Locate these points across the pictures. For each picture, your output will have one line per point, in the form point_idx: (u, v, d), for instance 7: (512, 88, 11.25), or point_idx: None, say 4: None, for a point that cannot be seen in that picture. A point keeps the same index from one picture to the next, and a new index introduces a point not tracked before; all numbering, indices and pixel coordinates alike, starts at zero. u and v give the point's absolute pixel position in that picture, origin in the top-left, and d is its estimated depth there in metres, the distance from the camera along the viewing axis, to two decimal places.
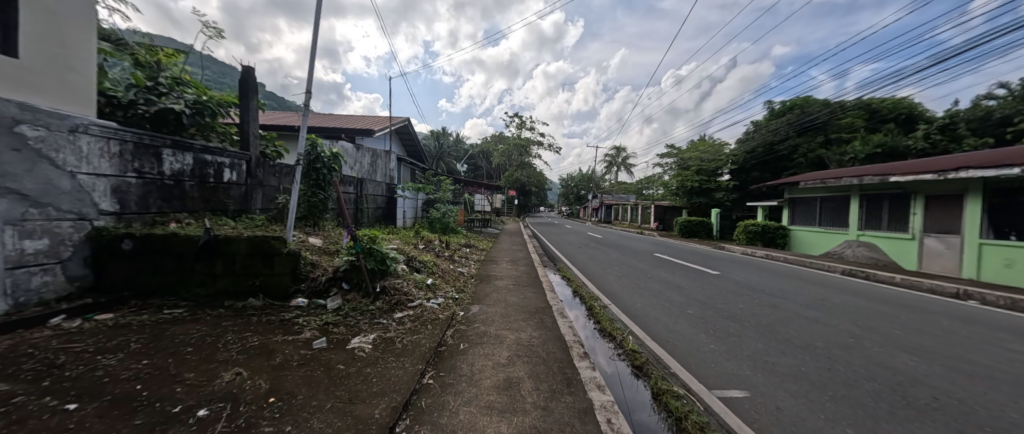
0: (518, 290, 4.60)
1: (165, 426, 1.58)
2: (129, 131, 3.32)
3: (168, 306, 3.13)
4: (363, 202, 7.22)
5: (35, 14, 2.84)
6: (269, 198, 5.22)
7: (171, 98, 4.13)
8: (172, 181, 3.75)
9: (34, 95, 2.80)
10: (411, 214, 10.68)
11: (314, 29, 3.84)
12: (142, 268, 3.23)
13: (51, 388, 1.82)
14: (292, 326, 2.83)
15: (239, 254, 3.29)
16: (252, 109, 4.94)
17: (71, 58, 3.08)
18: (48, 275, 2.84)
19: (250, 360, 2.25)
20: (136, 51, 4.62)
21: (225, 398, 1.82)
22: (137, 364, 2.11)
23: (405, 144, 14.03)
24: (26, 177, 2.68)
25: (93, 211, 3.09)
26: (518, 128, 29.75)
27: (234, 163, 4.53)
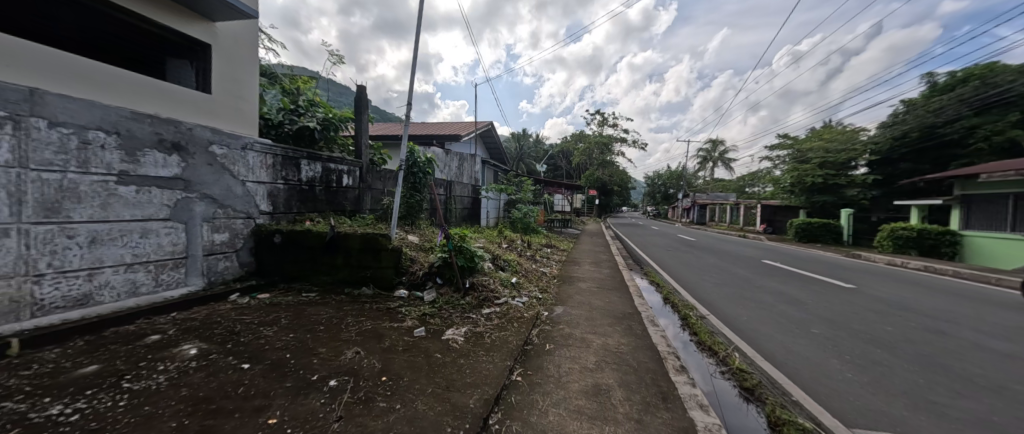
0: (603, 294, 4.42)
1: (307, 390, 1.91)
2: (278, 147, 4.09)
3: (304, 291, 3.78)
4: (452, 203, 7.77)
5: (219, 60, 3.72)
6: (376, 200, 5.93)
7: (307, 118, 4.97)
8: (307, 186, 4.51)
9: (220, 122, 3.66)
10: (494, 214, 11.16)
11: (415, 46, 4.24)
12: (286, 258, 3.94)
13: (233, 350, 2.35)
14: (396, 314, 3.17)
15: (355, 249, 3.80)
16: (364, 122, 5.62)
17: (244, 92, 3.94)
18: (229, 261, 3.68)
19: (366, 341, 2.59)
20: (284, 82, 5.70)
21: (349, 373, 2.12)
22: (286, 336, 2.60)
23: (488, 147, 14.63)
24: (216, 185, 3.51)
25: (255, 212, 3.90)
26: (600, 125, 28.77)
27: (351, 170, 5.24)
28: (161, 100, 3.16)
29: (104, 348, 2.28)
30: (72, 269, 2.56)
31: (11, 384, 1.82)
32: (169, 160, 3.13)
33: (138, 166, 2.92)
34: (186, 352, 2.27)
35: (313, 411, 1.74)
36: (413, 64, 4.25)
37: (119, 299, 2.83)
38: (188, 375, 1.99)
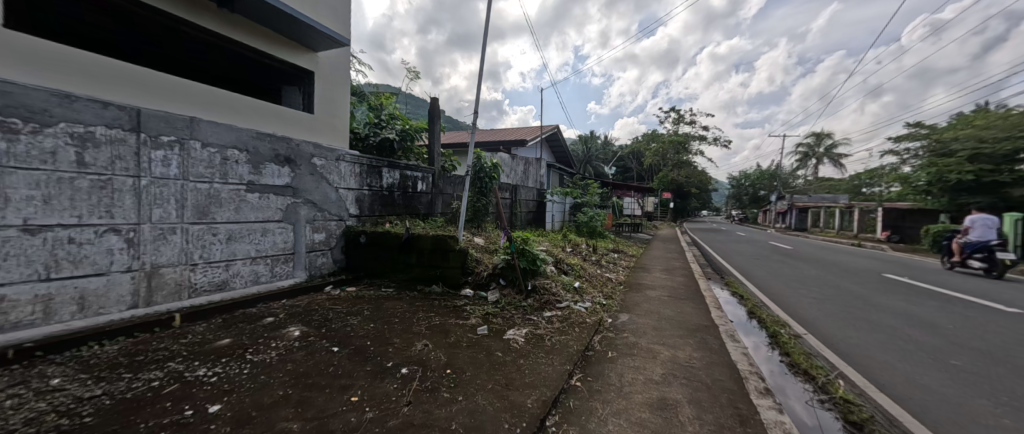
0: (675, 303, 4.10)
1: (383, 375, 2.13)
2: (365, 157, 4.62)
3: (384, 286, 4.19)
4: (518, 206, 7.92)
5: (319, 84, 4.33)
6: (447, 204, 6.32)
7: (388, 130, 5.57)
8: (387, 192, 5.01)
9: (319, 137, 4.29)
10: (559, 218, 11.10)
11: (482, 56, 4.44)
12: (369, 257, 4.41)
13: (326, 334, 2.71)
14: (462, 312, 3.35)
15: (427, 249, 4.10)
16: (436, 132, 6.04)
17: (338, 110, 4.54)
18: (325, 257, 4.25)
19: (434, 335, 2.78)
20: (370, 99, 6.41)
21: (418, 363, 2.31)
22: (368, 326, 2.92)
23: (554, 150, 14.60)
24: (316, 192, 4.09)
25: (346, 215, 4.45)
26: (675, 123, 26.79)
27: (424, 176, 5.67)
28: (277, 122, 3.82)
29: (235, 326, 2.81)
30: (214, 260, 3.21)
31: (175, 349, 2.34)
32: (282, 171, 3.74)
33: (261, 177, 3.55)
34: (292, 333, 2.69)
35: (388, 394, 1.93)
36: (480, 74, 4.45)
37: (246, 286, 3.46)
38: (292, 353, 2.36)
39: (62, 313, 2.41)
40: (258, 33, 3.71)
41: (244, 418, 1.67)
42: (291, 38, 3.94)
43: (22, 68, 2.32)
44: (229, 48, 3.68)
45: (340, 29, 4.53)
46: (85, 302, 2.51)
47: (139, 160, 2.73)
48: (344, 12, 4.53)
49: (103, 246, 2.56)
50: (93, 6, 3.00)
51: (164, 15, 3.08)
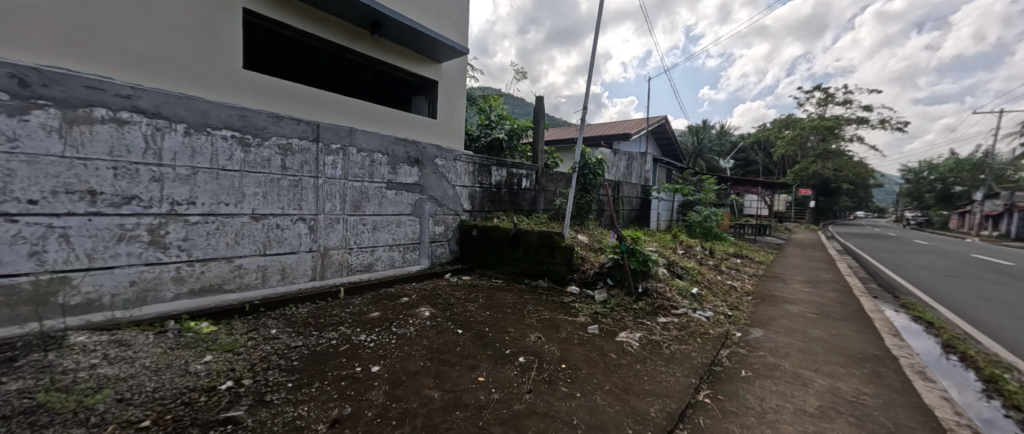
0: (827, 323, 3.38)
1: (504, 361, 2.28)
2: (477, 156, 4.97)
3: (493, 277, 4.48)
4: (621, 203, 7.57)
5: (441, 91, 4.82)
6: (550, 201, 6.38)
7: (497, 131, 5.91)
8: (496, 188, 5.32)
9: (440, 139, 4.79)
10: (666, 216, 10.21)
11: (593, 45, 4.13)
12: (480, 249, 4.76)
13: (450, 316, 3.03)
14: (570, 309, 3.36)
15: (533, 244, 4.23)
16: (540, 129, 6.10)
17: (455, 114, 4.98)
18: (443, 247, 4.75)
19: (545, 329, 2.85)
20: (480, 102, 6.89)
21: (534, 354, 2.40)
22: (484, 313, 3.16)
23: (659, 143, 13.47)
24: (437, 189, 4.58)
25: (461, 210, 4.88)
26: (819, 105, 22.02)
27: (529, 173, 5.84)
28: (409, 127, 4.40)
29: (380, 302, 3.35)
30: (364, 246, 3.87)
31: (342, 316, 2.91)
32: (413, 171, 4.30)
33: (397, 176, 4.13)
34: (423, 312, 3.09)
35: (510, 379, 2.06)
36: (591, 65, 4.19)
37: (385, 268, 4.09)
38: (426, 330, 2.71)
39: (272, 280, 3.20)
40: (397, 51, 4.30)
41: (397, 381, 1.98)
42: (421, 52, 4.47)
43: (251, 98, 3.14)
44: (376, 67, 4.35)
45: (460, 40, 4.94)
46: (285, 273, 3.29)
47: (318, 164, 3.45)
48: (464, 23, 4.95)
49: (296, 231, 3.32)
50: (289, 45, 3.86)
51: (333, 45, 3.80)
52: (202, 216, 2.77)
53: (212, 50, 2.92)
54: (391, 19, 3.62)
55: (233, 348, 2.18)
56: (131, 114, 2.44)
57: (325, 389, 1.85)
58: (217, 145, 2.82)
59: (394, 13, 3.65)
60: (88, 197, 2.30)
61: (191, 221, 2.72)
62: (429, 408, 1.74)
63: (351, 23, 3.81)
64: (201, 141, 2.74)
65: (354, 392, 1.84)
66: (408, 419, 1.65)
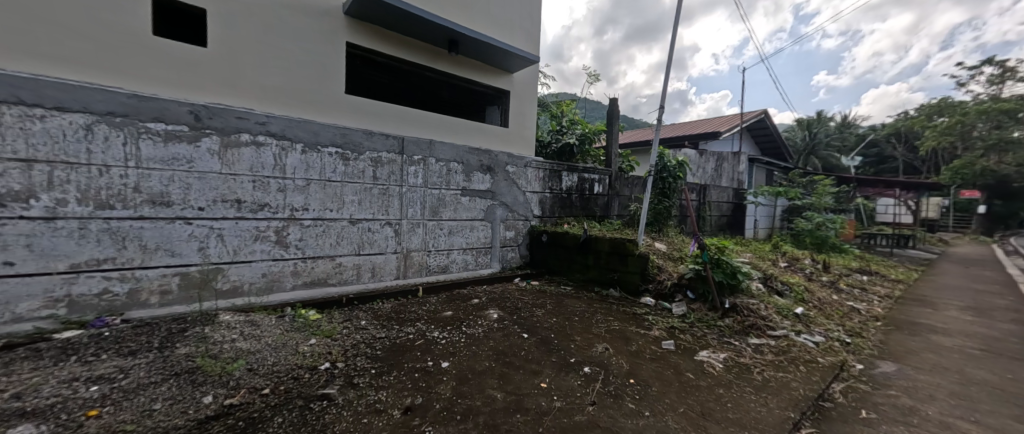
0: (1000, 364, 2.58)
1: (568, 369, 2.23)
2: (547, 162, 4.99)
3: (562, 283, 4.43)
4: (707, 209, 6.86)
5: (513, 100, 4.98)
6: (624, 206, 6.06)
7: (568, 136, 5.87)
8: (566, 194, 5.26)
9: (511, 147, 4.94)
10: (766, 223, 8.91)
11: (672, 40, 3.92)
12: (550, 255, 4.74)
13: (517, 320, 3.08)
14: (643, 321, 3.15)
15: (604, 251, 4.08)
16: (614, 132, 5.86)
17: (525, 121, 5.09)
18: (513, 252, 4.85)
19: (614, 340, 2.72)
20: (552, 108, 6.94)
21: (600, 365, 2.31)
22: (550, 319, 3.14)
23: (757, 140, 11.87)
24: (508, 195, 4.71)
25: (531, 215, 4.94)
26: (992, 82, 17.09)
27: (602, 178, 5.65)
28: (482, 137, 4.63)
29: (454, 302, 3.57)
30: (441, 248, 4.17)
31: (419, 313, 3.17)
32: (485, 178, 4.50)
33: (471, 183, 4.37)
34: (491, 314, 3.19)
35: (573, 388, 2.01)
36: (669, 61, 3.96)
37: (459, 271, 4.33)
38: (493, 332, 2.80)
39: (364, 277, 3.64)
40: (472, 66, 4.58)
41: (463, 378, 2.08)
42: (494, 65, 4.68)
43: (350, 118, 3.62)
44: (453, 82, 4.68)
45: (531, 49, 5.04)
46: (375, 271, 3.70)
47: (403, 174, 3.83)
48: (535, 32, 5.05)
49: (383, 234, 3.73)
50: (381, 69, 4.37)
51: (417, 66, 4.19)
52: (313, 220, 3.29)
53: (323, 80, 3.44)
54: (467, 36, 3.88)
55: (331, 334, 2.53)
56: (265, 138, 3.02)
57: (401, 378, 2.04)
58: (324, 160, 3.33)
59: (469, 31, 3.90)
60: (235, 204, 2.91)
61: (305, 224, 3.25)
62: (492, 408, 1.79)
63: (432, 45, 4.17)
64: (313, 157, 3.26)
65: (425, 384, 1.99)
66: (471, 416, 1.72)
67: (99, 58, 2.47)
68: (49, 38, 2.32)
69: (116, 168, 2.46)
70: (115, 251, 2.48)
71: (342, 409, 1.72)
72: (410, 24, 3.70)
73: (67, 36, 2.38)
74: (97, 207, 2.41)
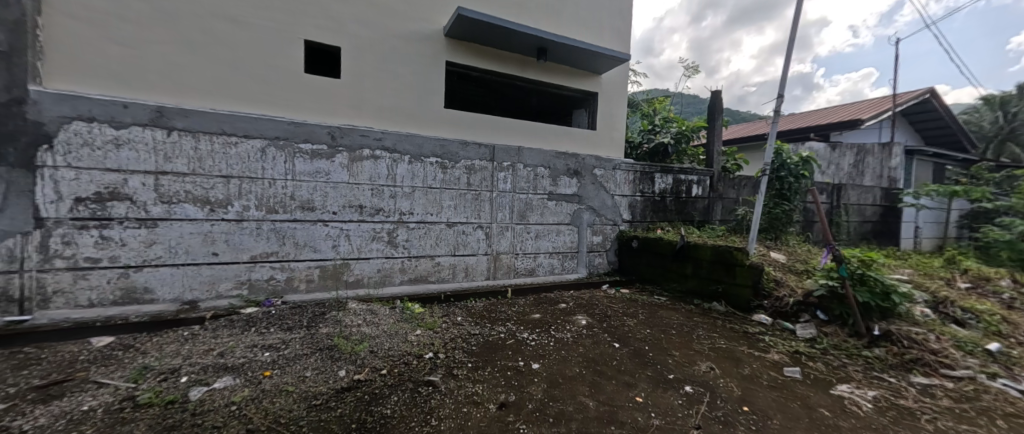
0: None
1: (666, 386, 2.07)
2: (638, 164, 4.73)
3: (656, 293, 4.12)
4: (842, 213, 5.68)
5: (601, 101, 4.85)
6: (729, 210, 5.39)
7: (662, 135, 5.47)
8: (659, 197, 4.91)
9: (599, 149, 4.82)
10: (932, 232, 6.98)
11: (795, 17, 3.37)
12: (641, 262, 4.47)
13: (607, 328, 2.97)
14: (757, 341, 2.75)
15: (706, 260, 3.69)
16: (717, 128, 5.26)
17: (613, 121, 4.92)
18: (601, 258, 4.71)
19: (720, 360, 2.43)
20: (643, 106, 6.56)
21: (705, 386, 2.08)
22: (644, 330, 2.95)
23: (918, 127, 9.41)
24: (595, 199, 4.60)
25: (620, 220, 4.74)
26: None
27: (701, 179, 5.14)
28: (569, 140, 4.61)
29: (541, 305, 3.61)
30: (528, 252, 4.27)
31: (509, 313, 3.29)
32: (572, 183, 4.47)
33: (558, 188, 4.39)
34: (579, 320, 3.14)
35: (673, 408, 1.85)
36: (791, 42, 3.41)
37: (545, 274, 4.38)
38: (583, 338, 2.75)
39: (459, 276, 3.93)
40: (560, 71, 4.60)
41: (554, 382, 2.09)
42: (582, 67, 4.63)
43: (447, 129, 3.96)
44: (541, 89, 4.77)
45: (621, 46, 4.84)
46: (468, 271, 3.96)
47: (494, 180, 4.04)
48: (625, 29, 4.84)
49: (476, 237, 3.98)
50: (474, 83, 4.69)
51: (507, 76, 4.39)
52: (417, 222, 3.69)
53: (426, 97, 3.84)
54: (555, 42, 3.92)
55: (433, 327, 2.80)
56: (381, 152, 3.49)
57: (495, 374, 2.14)
58: (427, 169, 3.71)
59: (558, 36, 3.93)
60: (359, 209, 3.43)
61: (411, 227, 3.66)
62: (584, 416, 1.76)
63: (521, 54, 4.33)
64: (418, 167, 3.65)
65: (517, 383, 2.06)
66: (564, 420, 1.72)
67: (270, 96, 3.17)
68: (239, 84, 3.07)
69: (280, 181, 3.10)
70: (278, 246, 3.14)
71: (445, 397, 1.88)
72: (502, 37, 3.89)
73: (250, 81, 3.10)
74: (266, 212, 3.08)
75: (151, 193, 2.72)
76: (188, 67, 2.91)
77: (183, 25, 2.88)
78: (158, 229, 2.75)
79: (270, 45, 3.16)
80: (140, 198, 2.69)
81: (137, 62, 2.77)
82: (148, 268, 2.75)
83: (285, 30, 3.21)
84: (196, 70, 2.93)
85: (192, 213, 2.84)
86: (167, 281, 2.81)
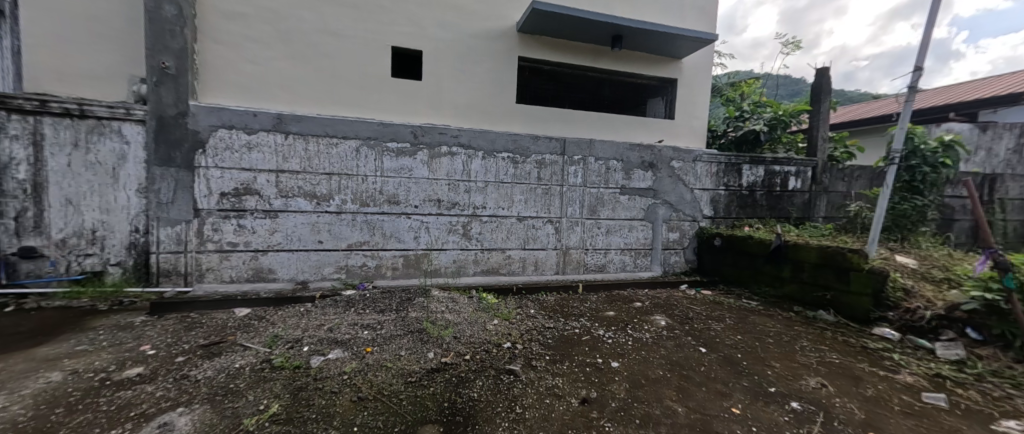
0: None
1: (768, 400, 1.86)
2: (723, 155, 4.32)
3: (744, 296, 3.74)
4: (998, 210, 4.58)
5: (681, 88, 4.51)
6: (836, 205, 4.67)
7: (752, 121, 4.92)
8: (748, 191, 4.43)
9: (677, 140, 4.50)
10: None
11: None
12: (726, 262, 4.09)
13: (690, 331, 2.78)
14: (881, 359, 2.35)
15: (810, 262, 3.25)
16: (824, 111, 4.57)
17: (694, 109, 4.55)
18: (678, 256, 4.41)
19: (833, 376, 2.12)
20: (728, 91, 5.95)
21: (816, 404, 1.84)
22: (734, 336, 2.70)
23: None
24: (673, 193, 4.30)
25: (700, 216, 4.38)
26: None
27: (800, 170, 4.53)
28: (644, 131, 4.37)
29: (615, 302, 3.50)
30: (598, 247, 4.16)
31: (582, 309, 3.24)
32: (647, 176, 4.24)
33: (631, 181, 4.19)
34: (658, 321, 2.98)
35: (779, 424, 1.67)
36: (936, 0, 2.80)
37: (617, 271, 4.23)
38: (664, 340, 2.60)
39: (529, 269, 3.98)
40: (636, 58, 4.37)
41: (637, 382, 2.01)
42: (660, 53, 4.34)
43: (520, 125, 4.01)
44: (614, 78, 4.58)
45: (705, 26, 4.42)
46: (537, 265, 3.99)
47: (564, 174, 3.99)
48: (711, 6, 4.41)
49: (546, 231, 3.99)
50: (545, 76, 4.67)
51: (579, 68, 4.29)
52: (490, 216, 3.80)
53: (500, 94, 3.92)
54: (633, 28, 3.72)
55: (508, 318, 2.87)
56: (458, 149, 3.65)
57: (574, 369, 2.13)
58: (500, 164, 3.79)
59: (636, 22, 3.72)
60: (437, 203, 3.64)
61: (484, 220, 3.79)
62: (674, 421, 1.67)
63: (594, 44, 4.19)
64: (492, 163, 3.76)
65: (597, 379, 2.02)
66: (651, 423, 1.65)
67: (364, 100, 3.51)
68: (340, 91, 3.44)
69: (371, 177, 3.42)
70: (369, 237, 3.47)
71: (526, 386, 1.92)
72: (575, 28, 3.79)
73: (349, 88, 3.46)
74: (360, 205, 3.42)
75: (273, 188, 3.18)
76: (301, 78, 3.34)
77: (295, 41, 3.31)
78: (278, 219, 3.22)
79: (363, 54, 3.48)
80: (266, 193, 3.17)
81: (262, 76, 3.26)
82: (271, 252, 3.23)
83: (376, 39, 3.51)
84: (307, 81, 3.35)
85: (303, 205, 3.26)
86: (284, 264, 3.27)
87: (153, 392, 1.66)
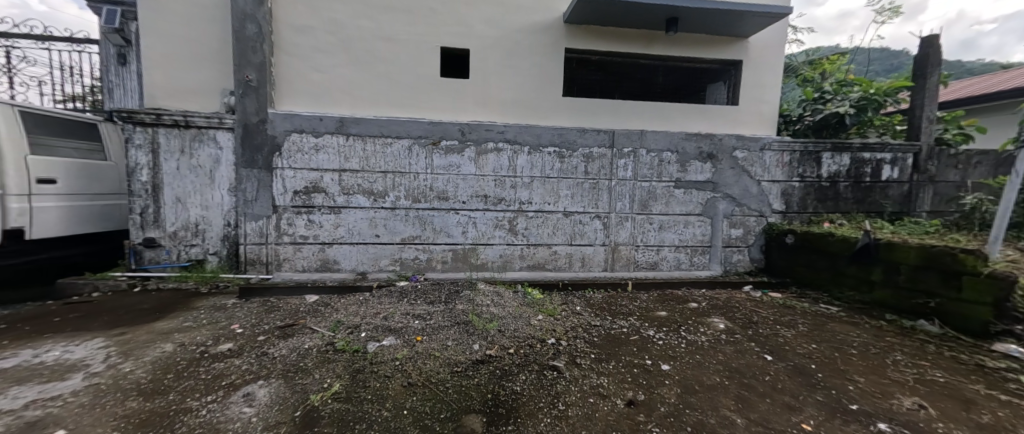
0: None
1: (848, 418, 1.64)
2: (797, 142, 3.86)
3: (822, 301, 3.32)
4: None
5: (747, 70, 4.10)
6: (946, 197, 3.95)
7: (835, 103, 4.33)
8: (828, 182, 3.92)
9: (741, 127, 4.10)
10: None
11: None
12: (799, 262, 3.66)
13: (754, 336, 2.54)
14: (1004, 381, 1.95)
15: (907, 264, 2.80)
16: (931, 86, 3.88)
17: (762, 93, 4.11)
18: (741, 254, 4.04)
19: (936, 398, 1.81)
20: (805, 70, 5.29)
21: (911, 427, 1.58)
22: (808, 345, 2.42)
23: None
24: (736, 185, 3.94)
25: (768, 210, 3.96)
26: None
27: (897, 157, 3.90)
28: (703, 119, 4.05)
29: (667, 302, 3.31)
30: (649, 244, 3.96)
31: (631, 308, 3.12)
32: (706, 168, 3.93)
33: (687, 174, 3.92)
34: (716, 323, 2.77)
35: None
36: None
37: (670, 269, 4.00)
38: (723, 344, 2.41)
39: (575, 265, 3.91)
40: (694, 41, 4.06)
41: (690, 388, 1.89)
42: (722, 32, 3.98)
43: (567, 117, 3.93)
44: (669, 64, 4.30)
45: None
46: (584, 261, 3.91)
47: (613, 168, 3.84)
48: None
49: (593, 226, 3.88)
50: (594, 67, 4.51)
51: (630, 55, 4.09)
52: (536, 212, 3.80)
53: (546, 87, 3.88)
54: (690, 7, 3.44)
55: (554, 314, 2.85)
56: (504, 144, 3.68)
57: (620, 369, 2.06)
58: (546, 159, 3.76)
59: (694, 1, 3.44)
60: (484, 199, 3.71)
61: (530, 215, 3.79)
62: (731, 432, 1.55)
63: (647, 29, 3.96)
64: (537, 158, 3.74)
65: (646, 382, 1.93)
66: (705, 431, 1.55)
67: (417, 101, 3.67)
68: (395, 93, 3.63)
69: (422, 174, 3.58)
70: (420, 231, 3.65)
71: (570, 383, 1.90)
72: (626, 13, 3.60)
73: (402, 90, 3.64)
74: (413, 201, 3.60)
75: (336, 187, 3.47)
76: (360, 83, 3.59)
77: (355, 48, 3.55)
78: (342, 215, 3.51)
79: (415, 56, 3.64)
80: (331, 191, 3.47)
81: (327, 83, 3.55)
82: (336, 245, 3.54)
83: (427, 41, 3.65)
84: (366, 85, 3.59)
85: (363, 202, 3.52)
86: (347, 256, 3.57)
87: (240, 364, 1.92)
